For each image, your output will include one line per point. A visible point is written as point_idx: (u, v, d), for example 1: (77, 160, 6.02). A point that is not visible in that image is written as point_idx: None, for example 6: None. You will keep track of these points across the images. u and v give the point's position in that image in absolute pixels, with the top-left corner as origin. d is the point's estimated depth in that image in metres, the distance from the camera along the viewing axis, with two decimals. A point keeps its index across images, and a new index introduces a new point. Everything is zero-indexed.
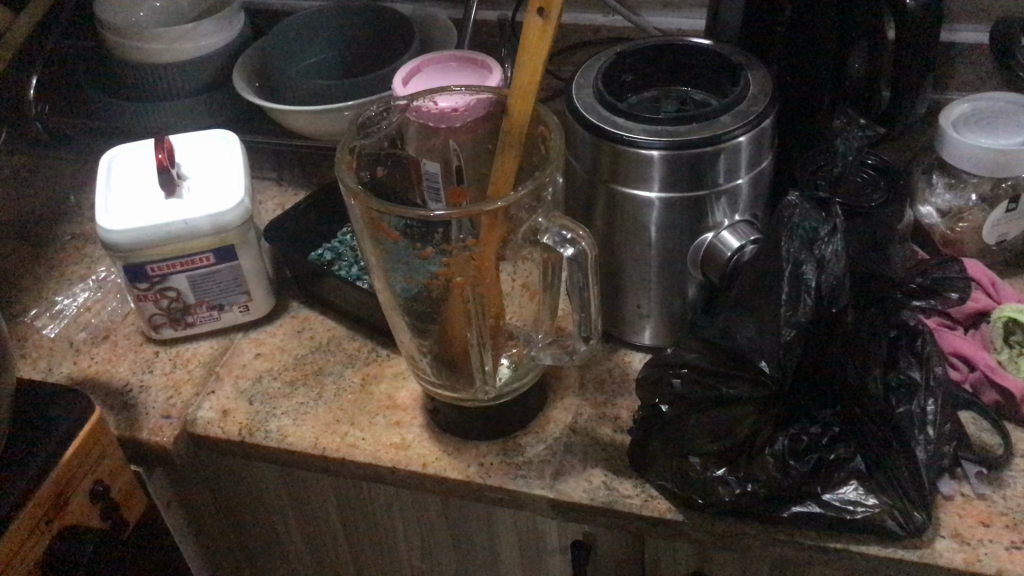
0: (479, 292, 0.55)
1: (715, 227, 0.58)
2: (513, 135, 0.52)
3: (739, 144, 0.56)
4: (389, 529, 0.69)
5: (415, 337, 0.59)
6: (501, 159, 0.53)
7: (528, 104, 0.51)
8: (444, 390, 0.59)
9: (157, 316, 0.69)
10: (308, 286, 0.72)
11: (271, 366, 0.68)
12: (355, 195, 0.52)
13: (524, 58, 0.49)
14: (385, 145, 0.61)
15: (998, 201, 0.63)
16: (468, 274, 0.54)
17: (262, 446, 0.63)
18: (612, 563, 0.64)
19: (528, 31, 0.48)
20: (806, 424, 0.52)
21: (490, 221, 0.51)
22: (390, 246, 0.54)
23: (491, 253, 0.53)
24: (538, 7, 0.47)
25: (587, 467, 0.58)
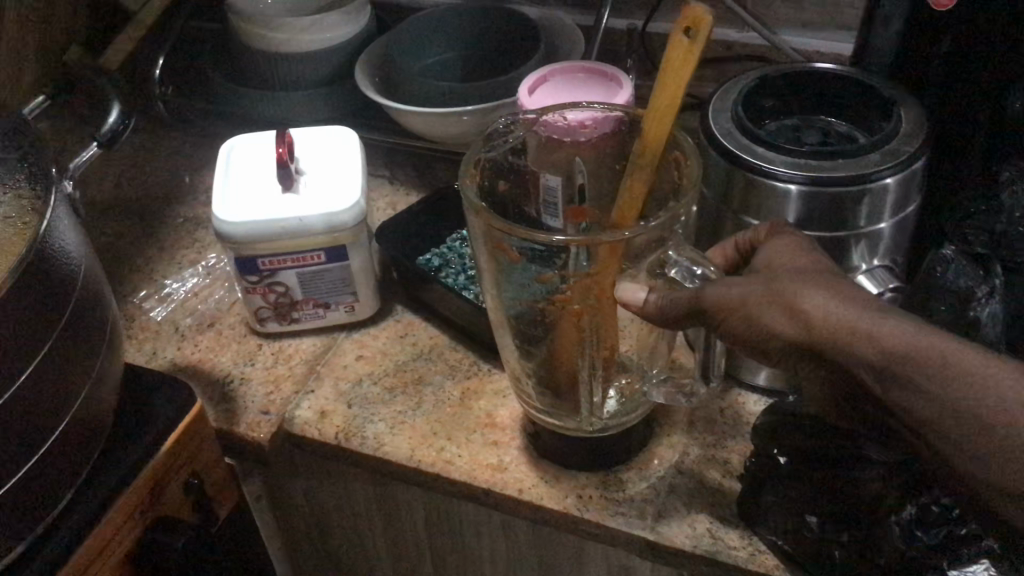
0: (597, 323, 0.53)
1: (850, 271, 0.57)
2: (645, 159, 0.49)
3: (886, 186, 0.53)
4: (475, 548, 0.67)
5: (521, 359, 0.57)
6: (629, 183, 0.50)
7: (665, 128, 0.48)
8: (549, 417, 0.57)
9: (264, 309, 0.68)
10: (414, 292, 0.71)
11: (372, 369, 0.67)
12: (478, 212, 0.50)
13: (665, 82, 0.46)
14: (509, 157, 0.59)
15: None
16: (587, 302, 0.52)
17: (358, 452, 0.62)
18: None
19: (672, 51, 0.45)
20: (938, 493, 0.49)
21: (615, 253, 0.48)
22: (507, 266, 0.52)
23: (610, 282, 0.51)
24: (685, 26, 0.44)
25: (691, 511, 0.55)
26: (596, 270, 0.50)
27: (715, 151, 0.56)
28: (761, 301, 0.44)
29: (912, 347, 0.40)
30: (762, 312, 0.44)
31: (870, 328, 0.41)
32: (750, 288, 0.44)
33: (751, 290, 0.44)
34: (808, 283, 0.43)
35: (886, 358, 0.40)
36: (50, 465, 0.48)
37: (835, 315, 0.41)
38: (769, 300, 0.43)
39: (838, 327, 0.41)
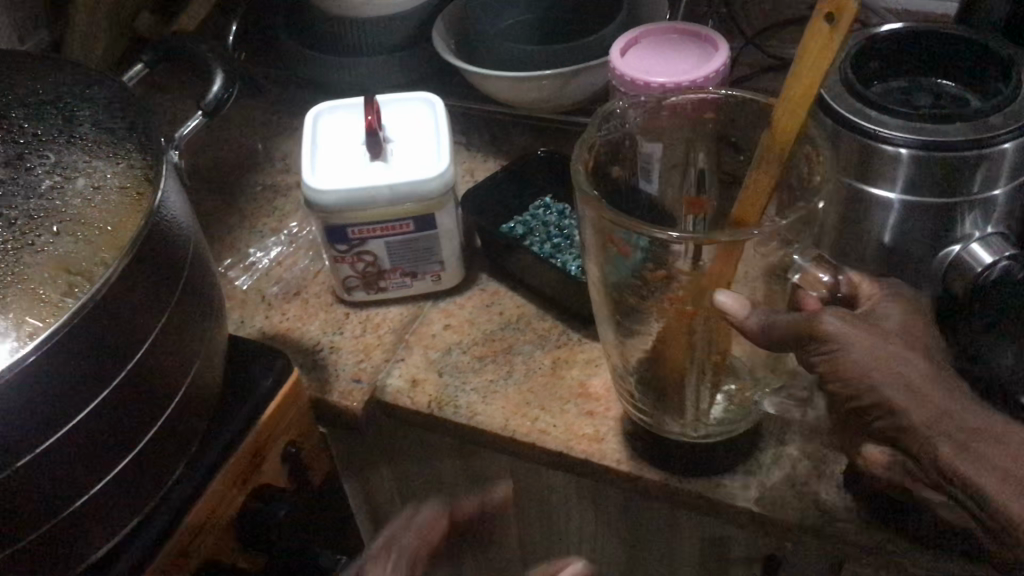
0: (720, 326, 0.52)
1: (963, 238, 0.56)
2: (774, 152, 0.46)
3: (1004, 151, 0.52)
4: (564, 516, 0.67)
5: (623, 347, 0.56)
6: (755, 174, 0.48)
7: (798, 119, 0.45)
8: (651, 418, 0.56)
9: (352, 278, 0.68)
10: (499, 260, 0.70)
11: (461, 338, 0.67)
12: (595, 205, 0.48)
13: (801, 69, 0.43)
14: (625, 137, 0.59)
15: None
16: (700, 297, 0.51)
17: (451, 421, 0.62)
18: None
19: (811, 39, 0.41)
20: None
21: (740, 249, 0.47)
22: (617, 262, 0.51)
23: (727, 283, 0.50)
24: (828, 11, 0.40)
25: (796, 483, 0.55)
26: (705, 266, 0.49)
27: (828, 117, 0.55)
28: (869, 342, 0.45)
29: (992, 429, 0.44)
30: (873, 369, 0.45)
31: (958, 406, 0.44)
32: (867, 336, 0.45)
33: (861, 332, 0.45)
34: (907, 349, 0.45)
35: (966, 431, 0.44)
36: (165, 435, 0.48)
37: (936, 383, 0.44)
38: (876, 350, 0.45)
39: (934, 397, 0.44)
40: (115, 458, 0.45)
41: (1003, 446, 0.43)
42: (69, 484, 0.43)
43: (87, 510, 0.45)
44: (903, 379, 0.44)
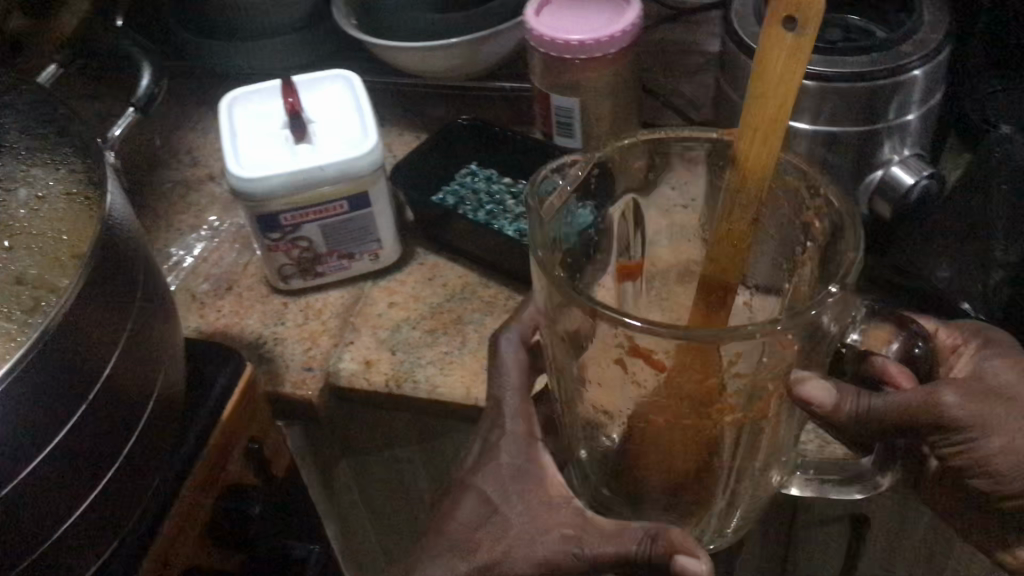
0: (755, 434, 0.45)
1: (885, 163, 0.58)
2: (749, 192, 0.39)
3: (915, 77, 0.55)
4: None
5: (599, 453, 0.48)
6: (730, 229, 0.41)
7: (769, 152, 0.38)
8: None
9: (287, 266, 0.67)
10: (434, 232, 0.70)
11: (407, 315, 0.66)
12: (590, 312, 0.39)
13: (765, 91, 0.36)
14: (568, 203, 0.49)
15: None
16: (710, 406, 0.43)
17: (411, 396, 0.62)
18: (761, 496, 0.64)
19: (773, 51, 0.35)
20: None
21: (742, 351, 0.39)
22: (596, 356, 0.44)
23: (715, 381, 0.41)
24: (787, 12, 0.34)
25: None
26: (693, 370, 0.41)
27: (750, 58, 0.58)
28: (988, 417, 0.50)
29: None
30: (1006, 449, 0.50)
31: None
32: (989, 409, 0.50)
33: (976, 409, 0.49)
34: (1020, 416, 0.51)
35: None
36: (137, 449, 0.46)
37: None
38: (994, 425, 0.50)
39: None
40: (96, 476, 0.43)
41: None
42: (51, 509, 0.41)
43: (69, 535, 0.43)
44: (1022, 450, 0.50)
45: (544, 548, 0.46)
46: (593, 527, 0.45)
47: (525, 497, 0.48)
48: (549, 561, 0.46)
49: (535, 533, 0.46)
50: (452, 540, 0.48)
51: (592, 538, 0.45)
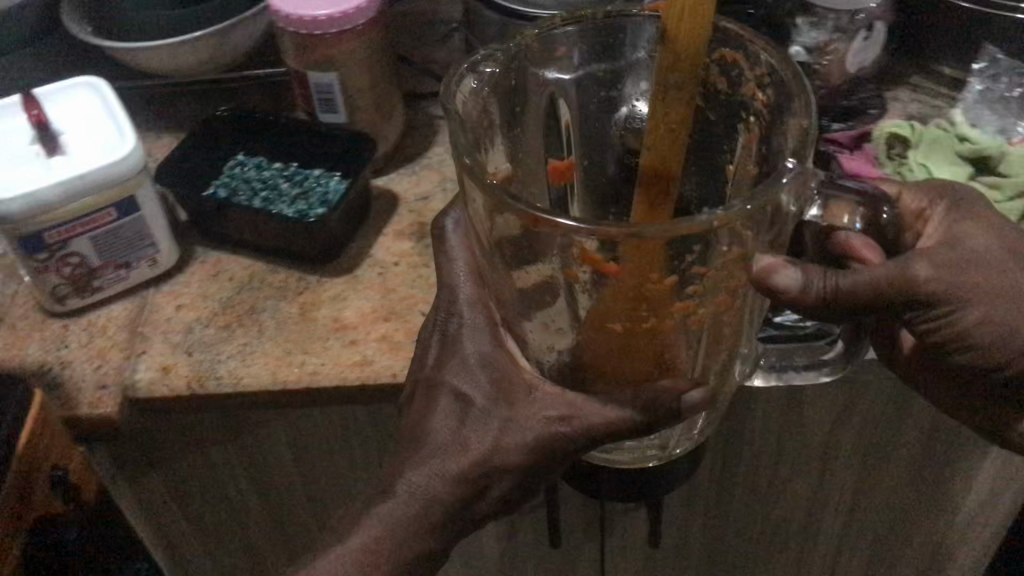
0: (718, 316, 0.50)
1: None
2: (683, 65, 0.44)
3: None
4: (342, 447, 0.71)
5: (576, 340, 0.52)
6: (666, 106, 0.46)
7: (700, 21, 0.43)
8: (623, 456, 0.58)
9: (61, 286, 0.64)
10: (211, 228, 0.68)
11: (198, 314, 0.65)
12: (533, 218, 0.42)
13: None
14: (503, 116, 0.53)
15: (856, 32, 0.69)
16: (670, 293, 0.47)
17: (217, 393, 0.61)
18: None
19: None
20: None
21: (700, 241, 0.43)
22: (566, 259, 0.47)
23: (670, 268, 0.45)
24: None
25: None
26: (649, 264, 0.45)
27: (495, 13, 0.61)
28: (972, 282, 0.52)
29: None
30: (988, 317, 0.52)
31: None
32: (967, 281, 0.52)
33: (957, 275, 0.52)
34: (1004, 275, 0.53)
35: None
36: None
37: None
38: (979, 288, 0.52)
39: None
40: None
41: None
42: None
43: None
44: (1003, 310, 0.52)
45: (529, 431, 0.51)
46: (578, 404, 0.51)
47: (497, 385, 0.53)
48: (536, 441, 0.51)
49: (516, 420, 0.51)
50: (435, 444, 0.52)
51: (579, 417, 0.50)
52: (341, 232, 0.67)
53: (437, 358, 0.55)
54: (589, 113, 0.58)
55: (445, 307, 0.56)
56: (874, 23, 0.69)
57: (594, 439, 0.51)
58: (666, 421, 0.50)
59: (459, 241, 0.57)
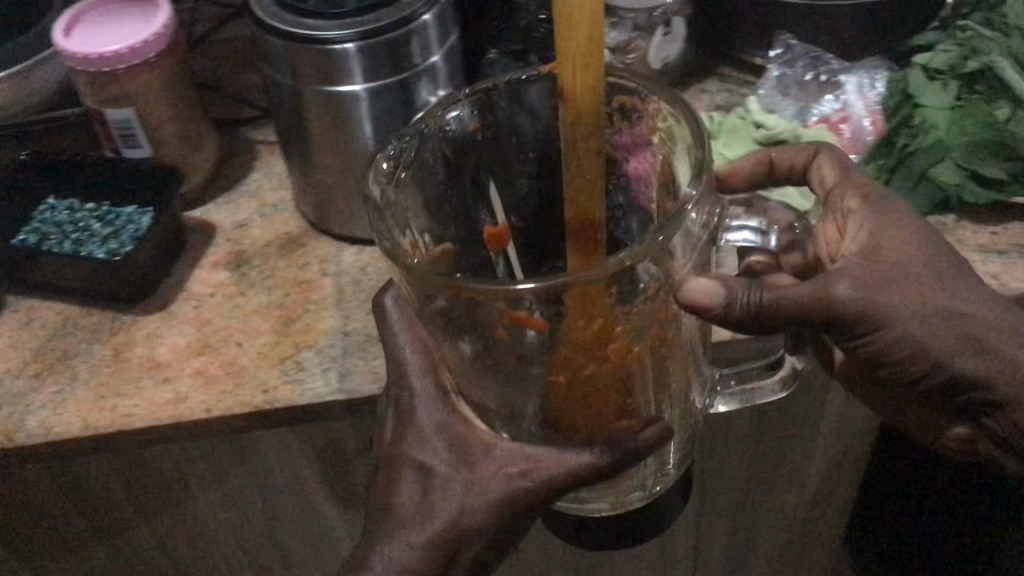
0: (656, 353, 0.49)
1: (425, 106, 0.63)
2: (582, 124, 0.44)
3: (426, 22, 0.60)
4: (180, 482, 0.70)
5: (522, 400, 0.51)
6: (570, 174, 0.46)
7: (592, 81, 0.42)
8: (602, 504, 0.57)
9: None
10: (21, 275, 0.67)
11: (9, 365, 0.63)
12: (457, 291, 0.43)
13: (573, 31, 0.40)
14: (423, 192, 0.53)
15: (655, 27, 0.71)
16: (606, 340, 0.47)
17: (28, 446, 0.59)
18: None
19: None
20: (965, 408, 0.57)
21: (628, 279, 0.44)
22: (510, 335, 0.47)
23: (610, 317, 0.46)
24: None
25: (369, 360, 0.61)
26: (585, 317, 0.45)
27: (276, 37, 0.59)
28: (891, 293, 0.51)
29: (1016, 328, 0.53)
30: (907, 330, 0.51)
31: (975, 321, 0.53)
32: (885, 297, 0.51)
33: (877, 285, 0.51)
34: (926, 283, 0.52)
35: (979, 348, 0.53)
36: None
37: (957, 308, 0.52)
38: (901, 299, 0.51)
39: (957, 328, 0.52)
40: None
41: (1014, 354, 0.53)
42: None
43: None
44: (924, 319, 0.52)
45: (492, 488, 0.51)
46: (535, 457, 0.51)
47: (454, 450, 0.53)
48: (504, 495, 0.51)
49: (480, 476, 0.52)
50: (403, 516, 0.52)
51: (539, 467, 0.51)
52: (153, 269, 0.65)
53: (393, 436, 0.54)
54: (509, 174, 0.58)
55: (395, 380, 0.54)
56: (670, 18, 0.71)
57: (557, 488, 0.51)
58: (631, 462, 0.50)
59: (401, 316, 0.55)
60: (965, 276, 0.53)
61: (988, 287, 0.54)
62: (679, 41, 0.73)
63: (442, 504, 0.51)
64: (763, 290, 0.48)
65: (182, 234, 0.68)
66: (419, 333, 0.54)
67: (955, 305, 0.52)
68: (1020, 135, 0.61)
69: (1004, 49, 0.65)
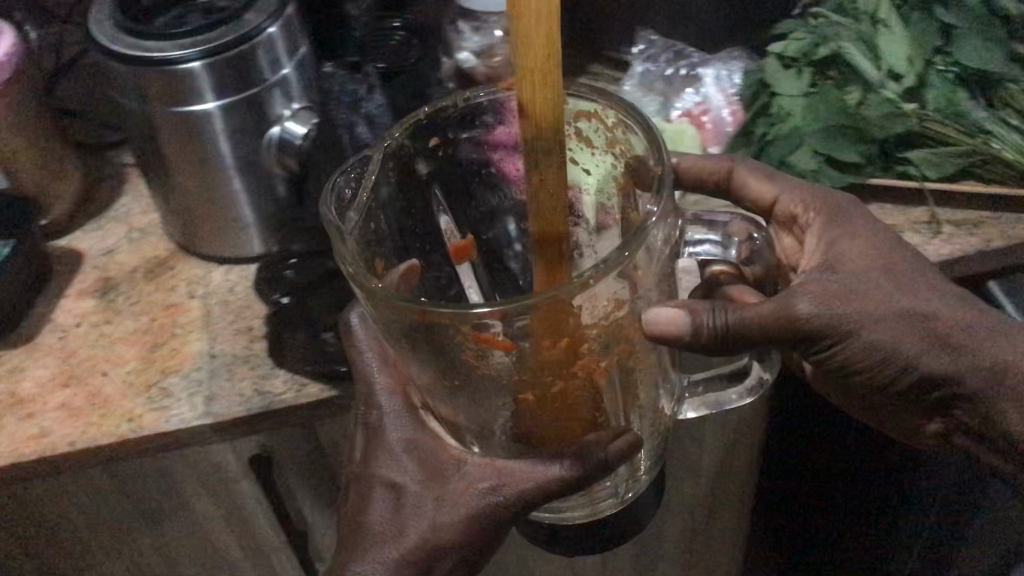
0: (624, 367, 0.46)
1: (280, 121, 0.62)
2: (544, 133, 0.36)
3: (272, 36, 0.60)
4: (60, 517, 0.69)
5: (488, 417, 0.48)
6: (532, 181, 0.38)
7: (553, 89, 0.35)
8: (576, 512, 0.54)
9: None
10: None
11: None
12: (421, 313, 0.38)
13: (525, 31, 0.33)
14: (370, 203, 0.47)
15: None
16: (572, 355, 0.43)
17: None
18: (298, 466, 0.68)
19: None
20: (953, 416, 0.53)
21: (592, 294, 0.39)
22: (474, 350, 0.42)
23: (582, 333, 0.42)
24: None
25: (236, 382, 0.59)
26: (553, 334, 0.41)
27: (119, 61, 0.58)
28: (867, 301, 0.48)
29: (1004, 331, 0.50)
30: (883, 338, 0.48)
31: (958, 327, 0.49)
32: (856, 309, 0.48)
33: (849, 296, 0.48)
34: (899, 291, 0.49)
35: (962, 357, 0.50)
36: None
37: (937, 314, 0.49)
38: (876, 307, 0.48)
39: (937, 336, 0.49)
40: None
41: (998, 361, 0.49)
42: None
43: None
44: (903, 326, 0.49)
45: (463, 504, 0.50)
46: (507, 470, 0.49)
47: (423, 466, 0.52)
48: (472, 511, 0.50)
49: (451, 491, 0.51)
50: (372, 534, 0.51)
51: (510, 482, 0.49)
52: (12, 302, 0.64)
53: (364, 453, 0.53)
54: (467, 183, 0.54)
55: (363, 402, 0.54)
56: None
57: (529, 503, 0.49)
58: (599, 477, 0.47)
59: (367, 335, 0.55)
60: (938, 279, 0.50)
61: (953, 284, 0.51)
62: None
63: (413, 521, 0.51)
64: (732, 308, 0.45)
65: (44, 265, 0.67)
66: (386, 352, 0.54)
67: (937, 309, 0.49)
68: (869, 118, 0.62)
69: (854, 34, 0.67)
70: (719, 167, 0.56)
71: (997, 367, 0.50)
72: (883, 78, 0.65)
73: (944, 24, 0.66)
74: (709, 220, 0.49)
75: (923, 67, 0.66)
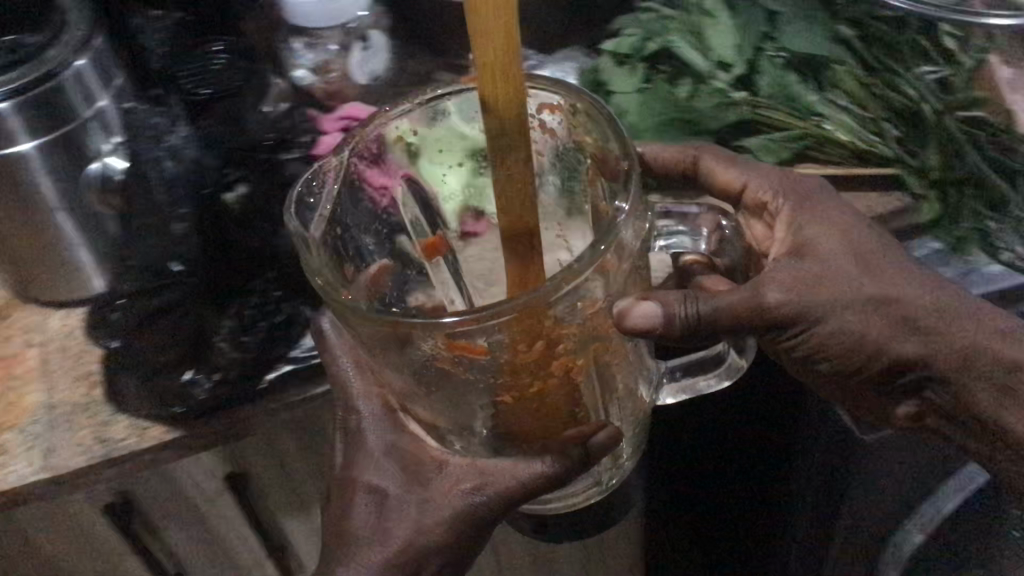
0: (601, 364, 0.46)
1: (98, 155, 0.60)
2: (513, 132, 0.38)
3: (80, 69, 0.58)
4: None
5: (465, 428, 0.48)
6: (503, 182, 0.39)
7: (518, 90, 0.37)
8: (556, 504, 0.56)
9: None
10: None
11: None
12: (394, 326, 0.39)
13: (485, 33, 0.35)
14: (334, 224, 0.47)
15: (352, 43, 0.73)
16: (559, 356, 0.43)
17: None
18: (162, 507, 0.66)
19: None
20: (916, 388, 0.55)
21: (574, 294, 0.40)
22: (455, 365, 0.43)
23: (560, 334, 0.42)
24: None
25: (75, 431, 0.57)
26: (534, 339, 0.41)
27: None
28: (835, 285, 0.49)
29: (959, 308, 0.52)
30: (846, 323, 0.50)
31: (919, 310, 0.51)
32: (815, 298, 0.49)
33: (815, 284, 0.49)
34: (864, 275, 0.50)
35: (924, 332, 0.52)
36: None
37: (901, 295, 0.50)
38: (842, 292, 0.49)
39: (901, 316, 0.51)
40: None
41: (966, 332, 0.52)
42: None
43: None
44: (868, 309, 0.50)
45: (446, 506, 0.50)
46: (490, 471, 0.50)
47: (406, 470, 0.52)
48: (457, 513, 0.51)
49: (434, 496, 0.51)
50: (359, 539, 0.51)
51: (493, 481, 0.50)
52: None
53: (346, 458, 0.53)
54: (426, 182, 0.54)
55: (343, 406, 0.54)
56: (366, 33, 0.73)
57: (511, 500, 0.50)
58: (581, 468, 0.48)
59: (342, 342, 0.54)
60: (896, 258, 0.51)
61: (923, 268, 0.52)
62: (386, 54, 0.74)
63: (396, 526, 0.51)
64: (704, 301, 0.46)
65: None
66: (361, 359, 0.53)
67: (899, 293, 0.50)
68: (700, 109, 0.63)
69: (680, 25, 0.67)
70: (683, 157, 0.55)
71: (950, 343, 0.52)
72: (712, 68, 0.66)
73: (767, 10, 0.67)
74: (679, 214, 0.49)
75: (752, 54, 0.66)
